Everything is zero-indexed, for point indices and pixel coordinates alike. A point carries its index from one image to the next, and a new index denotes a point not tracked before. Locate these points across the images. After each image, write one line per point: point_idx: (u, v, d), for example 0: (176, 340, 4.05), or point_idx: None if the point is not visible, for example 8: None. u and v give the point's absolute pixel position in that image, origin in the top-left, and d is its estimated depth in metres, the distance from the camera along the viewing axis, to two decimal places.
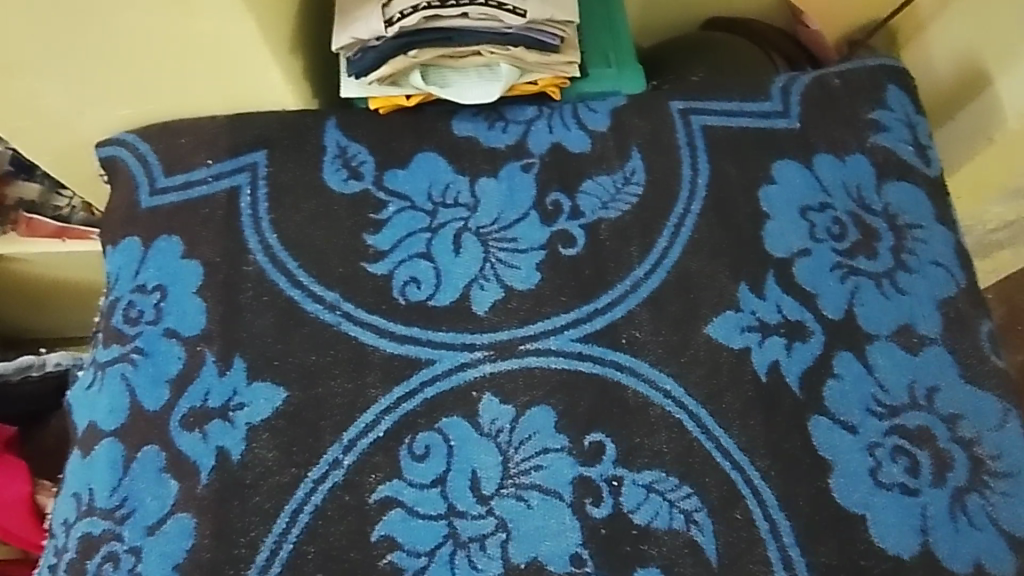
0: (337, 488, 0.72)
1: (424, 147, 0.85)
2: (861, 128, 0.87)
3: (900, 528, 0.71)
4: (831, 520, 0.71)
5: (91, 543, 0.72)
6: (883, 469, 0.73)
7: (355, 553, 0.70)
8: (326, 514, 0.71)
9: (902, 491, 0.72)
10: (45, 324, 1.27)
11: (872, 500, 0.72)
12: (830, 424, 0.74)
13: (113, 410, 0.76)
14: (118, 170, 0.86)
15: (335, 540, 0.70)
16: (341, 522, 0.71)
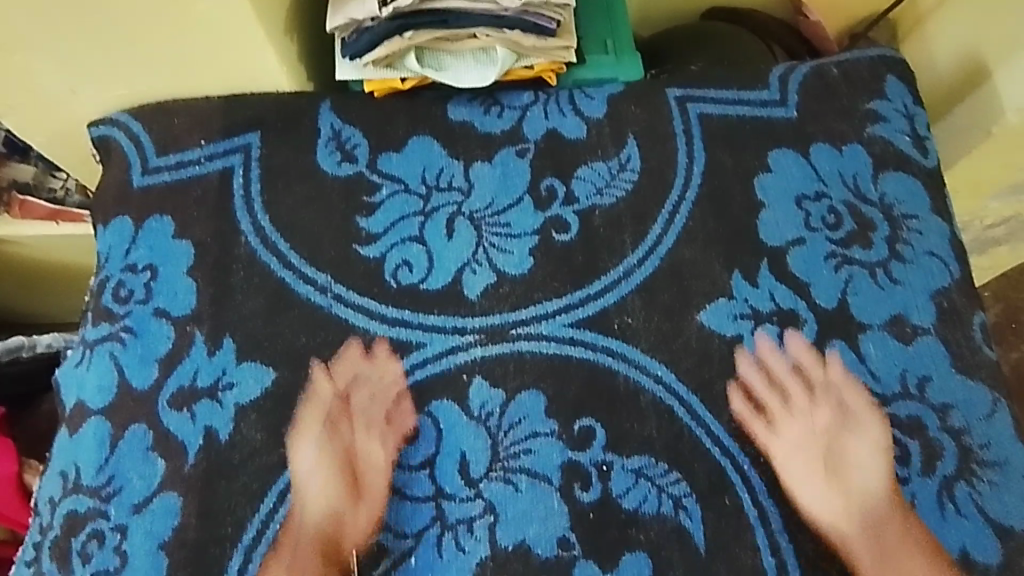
0: (322, 396, 0.74)
1: (418, 131, 0.85)
2: (858, 119, 0.86)
3: (870, 451, 0.72)
4: (800, 437, 0.73)
5: (76, 521, 0.71)
6: (854, 391, 0.75)
7: (331, 461, 0.72)
8: (309, 422, 0.73)
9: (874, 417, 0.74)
10: (48, 306, 1.27)
11: (842, 421, 0.73)
12: (805, 345, 0.76)
13: (102, 388, 0.76)
14: (110, 150, 0.85)
15: (315, 447, 0.72)
16: (322, 427, 0.73)
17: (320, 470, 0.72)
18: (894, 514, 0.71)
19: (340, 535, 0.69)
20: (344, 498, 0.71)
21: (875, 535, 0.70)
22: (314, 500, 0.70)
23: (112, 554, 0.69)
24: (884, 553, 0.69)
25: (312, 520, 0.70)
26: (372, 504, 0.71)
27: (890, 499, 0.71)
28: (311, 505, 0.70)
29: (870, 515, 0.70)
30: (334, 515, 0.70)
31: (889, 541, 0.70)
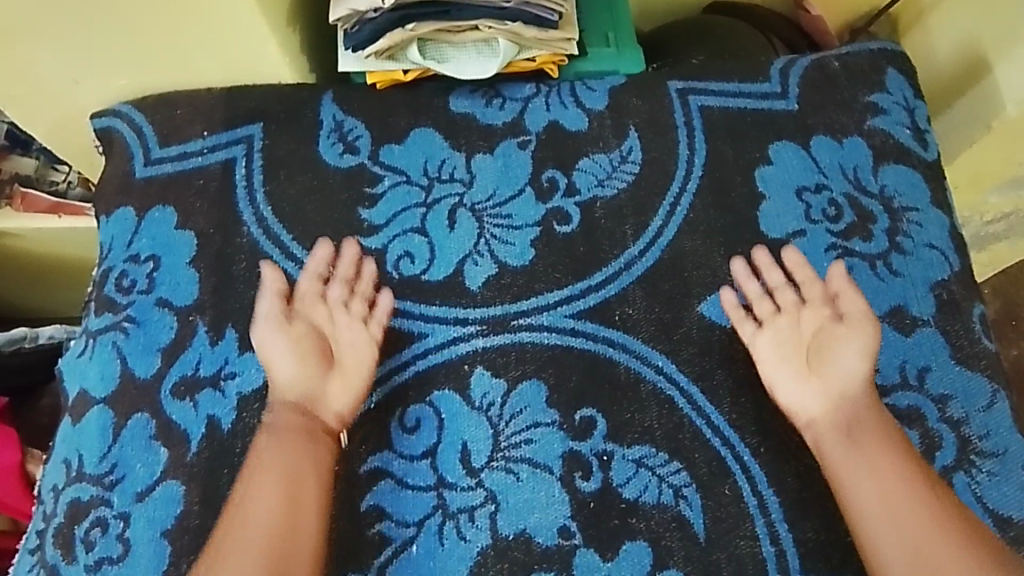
0: (311, 287, 0.75)
1: (420, 122, 0.85)
2: (858, 111, 0.87)
3: (851, 345, 0.70)
4: (778, 330, 0.73)
5: (80, 508, 0.71)
6: (836, 286, 0.73)
7: (306, 349, 0.71)
8: (293, 309, 0.74)
9: (857, 314, 0.71)
10: (51, 299, 1.27)
11: (824, 315, 0.72)
12: (801, 258, 0.76)
13: (104, 377, 0.76)
14: (113, 141, 0.85)
15: (293, 331, 0.72)
16: (305, 312, 0.73)
17: (296, 352, 0.71)
18: (872, 408, 0.68)
19: (309, 422, 0.69)
20: (318, 386, 0.70)
21: (854, 427, 0.67)
22: (287, 376, 0.70)
23: (115, 542, 0.70)
24: (855, 442, 0.67)
25: (285, 401, 0.70)
26: (353, 391, 0.71)
27: (868, 390, 0.69)
28: (286, 387, 0.70)
29: (845, 405, 0.68)
30: (308, 396, 0.70)
31: (870, 432, 0.67)
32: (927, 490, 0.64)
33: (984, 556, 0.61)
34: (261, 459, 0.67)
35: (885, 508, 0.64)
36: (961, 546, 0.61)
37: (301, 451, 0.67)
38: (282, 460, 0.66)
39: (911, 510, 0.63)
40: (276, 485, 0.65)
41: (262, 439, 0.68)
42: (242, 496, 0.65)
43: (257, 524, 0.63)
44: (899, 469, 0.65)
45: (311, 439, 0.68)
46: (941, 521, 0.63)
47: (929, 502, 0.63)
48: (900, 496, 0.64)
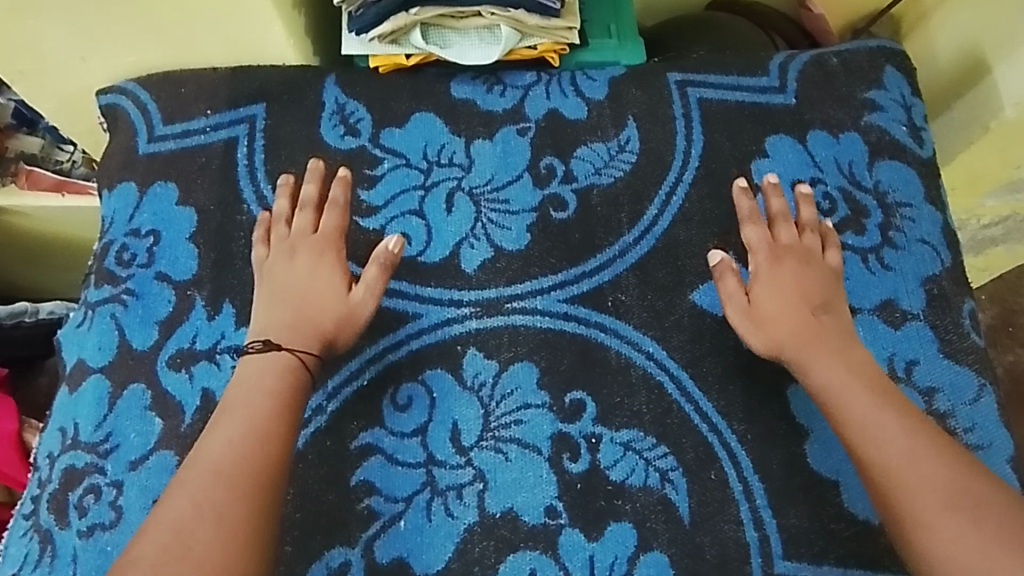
0: (298, 220, 0.75)
1: (421, 107, 0.86)
2: (855, 108, 0.87)
3: (788, 282, 0.72)
4: (733, 296, 0.73)
5: (74, 475, 0.72)
6: (781, 230, 0.74)
7: (317, 276, 0.73)
8: (277, 240, 0.75)
9: (812, 250, 0.74)
10: (60, 280, 1.28)
11: (764, 260, 0.73)
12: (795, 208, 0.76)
13: (102, 347, 0.77)
14: (117, 118, 0.87)
15: (286, 259, 0.74)
16: (305, 244, 0.74)
17: (297, 285, 0.72)
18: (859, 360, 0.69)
19: (304, 346, 0.70)
20: (326, 315, 0.71)
21: (824, 375, 0.69)
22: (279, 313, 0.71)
23: (107, 509, 0.71)
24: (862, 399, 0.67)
25: (278, 341, 0.70)
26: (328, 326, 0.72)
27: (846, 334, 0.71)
28: (276, 321, 0.71)
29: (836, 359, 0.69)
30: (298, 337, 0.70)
31: (840, 382, 0.68)
32: (903, 435, 0.65)
33: (967, 495, 0.61)
34: (236, 394, 0.68)
35: (857, 454, 0.65)
36: (943, 488, 0.62)
37: (282, 384, 0.68)
38: (262, 390, 0.67)
39: (886, 458, 0.64)
40: (255, 417, 0.66)
41: (240, 377, 0.69)
42: (218, 432, 0.65)
43: (234, 464, 0.63)
44: (871, 417, 0.66)
45: (292, 370, 0.69)
46: (920, 464, 0.63)
47: (906, 448, 0.64)
48: (873, 443, 0.65)
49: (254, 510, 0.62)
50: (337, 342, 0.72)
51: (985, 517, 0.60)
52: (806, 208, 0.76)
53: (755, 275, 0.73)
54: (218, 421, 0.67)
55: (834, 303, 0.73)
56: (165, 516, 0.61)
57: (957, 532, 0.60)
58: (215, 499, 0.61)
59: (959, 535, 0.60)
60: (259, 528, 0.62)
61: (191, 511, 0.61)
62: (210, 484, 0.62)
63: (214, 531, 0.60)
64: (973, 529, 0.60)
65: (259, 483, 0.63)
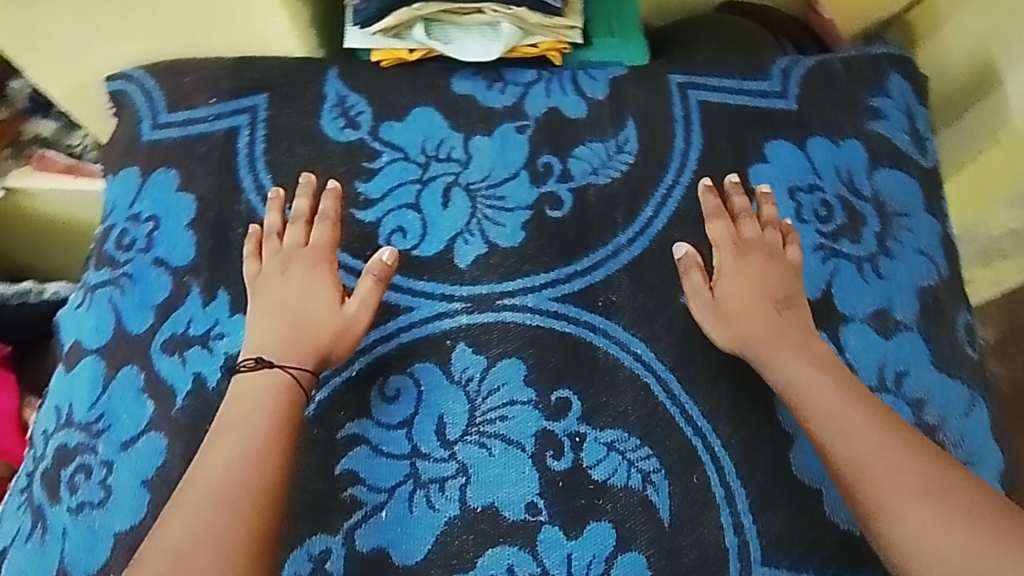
0: (289, 233, 0.76)
1: (421, 101, 0.87)
2: (857, 113, 0.87)
3: (749, 276, 0.72)
4: (698, 291, 0.73)
5: (66, 454, 0.74)
6: (745, 226, 0.75)
7: (312, 291, 0.72)
8: (268, 254, 0.75)
9: (774, 245, 0.74)
10: (75, 264, 1.29)
11: (729, 256, 0.73)
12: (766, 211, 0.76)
13: (99, 330, 0.78)
14: (123, 105, 0.88)
15: (282, 275, 0.74)
16: (298, 256, 0.74)
17: (291, 295, 0.72)
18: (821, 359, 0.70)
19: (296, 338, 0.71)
20: (322, 331, 0.71)
21: (788, 368, 0.69)
22: (270, 319, 0.72)
23: (98, 488, 0.72)
24: (825, 393, 0.67)
25: (271, 359, 0.70)
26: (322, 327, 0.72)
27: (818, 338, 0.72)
28: (272, 339, 0.71)
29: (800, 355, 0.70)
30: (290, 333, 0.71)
31: (806, 377, 0.69)
32: (868, 425, 0.65)
33: (934, 482, 0.62)
34: (233, 413, 0.67)
35: (823, 445, 0.66)
36: (910, 476, 0.62)
37: (279, 406, 0.67)
38: (260, 411, 0.67)
39: (853, 448, 0.64)
40: (254, 440, 0.65)
41: (240, 394, 0.69)
42: (214, 454, 0.65)
43: (230, 486, 0.63)
44: (838, 409, 0.66)
45: (287, 387, 0.68)
46: (885, 453, 0.63)
47: (874, 438, 0.64)
48: (838, 434, 0.65)
49: (253, 535, 0.62)
50: (332, 356, 0.71)
51: (953, 504, 0.60)
52: (767, 205, 0.76)
53: (720, 268, 0.73)
54: (215, 441, 0.66)
55: (798, 300, 0.73)
56: (162, 540, 0.61)
57: (933, 521, 0.59)
58: (215, 525, 0.61)
59: (927, 523, 0.59)
60: (258, 555, 0.61)
61: (193, 541, 0.60)
62: (210, 509, 0.62)
63: (214, 556, 0.60)
64: (940, 516, 0.60)
65: (258, 505, 0.63)
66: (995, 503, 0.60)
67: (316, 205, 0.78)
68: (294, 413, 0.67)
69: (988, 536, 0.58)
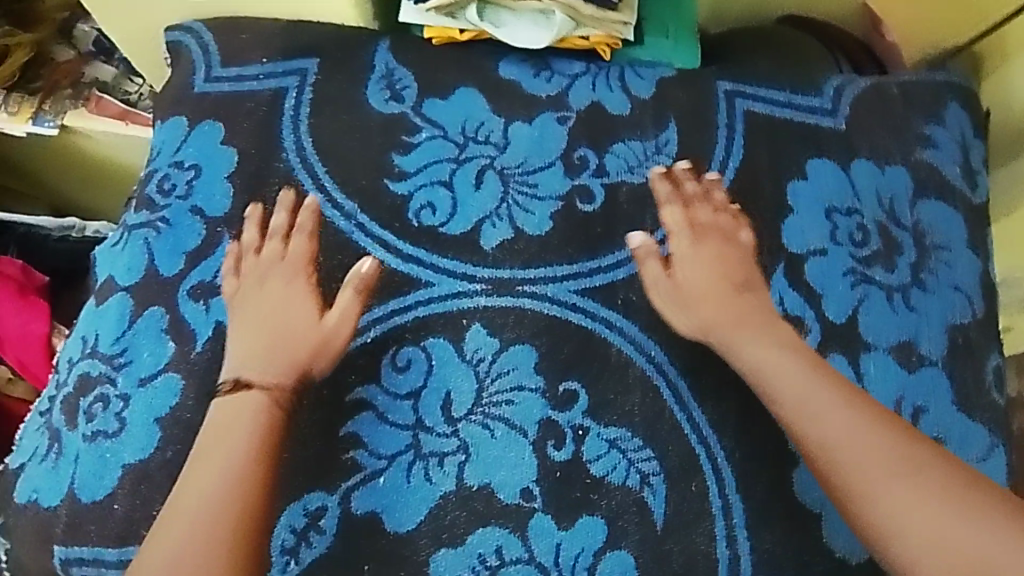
0: (267, 248, 0.77)
1: (466, 82, 0.87)
2: (908, 140, 0.85)
3: (706, 260, 0.73)
4: (657, 281, 0.74)
5: (87, 382, 0.77)
6: (698, 209, 0.76)
7: (290, 301, 0.74)
8: (246, 272, 0.76)
9: (729, 229, 0.75)
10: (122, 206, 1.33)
11: (685, 241, 0.74)
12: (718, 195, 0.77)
13: (131, 268, 0.81)
14: (180, 55, 0.90)
15: (262, 292, 0.75)
16: (276, 271, 0.75)
17: (270, 308, 0.73)
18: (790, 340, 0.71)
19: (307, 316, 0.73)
20: (301, 345, 0.72)
21: (758, 351, 0.70)
22: (247, 335, 0.73)
23: (112, 419, 0.75)
24: (798, 375, 0.68)
25: (248, 378, 0.71)
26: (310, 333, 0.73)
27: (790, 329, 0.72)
28: (250, 358, 0.71)
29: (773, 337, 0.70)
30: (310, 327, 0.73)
31: (777, 359, 0.69)
32: (839, 409, 0.66)
33: (906, 462, 0.63)
34: (209, 440, 0.68)
35: (795, 429, 0.66)
36: (882, 457, 0.63)
37: (259, 424, 0.68)
38: (240, 430, 0.68)
39: (823, 430, 0.65)
40: (230, 471, 0.66)
41: (221, 412, 0.70)
42: (193, 481, 0.67)
43: (209, 505, 0.65)
44: (808, 393, 0.67)
45: (261, 408, 0.69)
46: (857, 436, 0.64)
47: (844, 421, 0.65)
48: (810, 418, 0.66)
49: (239, 561, 0.63)
50: (312, 370, 0.72)
51: (922, 482, 0.62)
52: (716, 189, 0.78)
53: (677, 254, 0.74)
54: (193, 466, 0.68)
55: (757, 282, 0.74)
56: (150, 573, 0.63)
57: (903, 500, 0.61)
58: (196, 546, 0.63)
59: (897, 501, 0.61)
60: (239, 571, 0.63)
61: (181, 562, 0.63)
62: (193, 527, 0.64)
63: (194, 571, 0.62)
64: (915, 495, 0.61)
65: (239, 528, 0.64)
66: (962, 478, 0.62)
67: (295, 217, 0.79)
68: (269, 434, 0.68)
69: (957, 507, 0.60)
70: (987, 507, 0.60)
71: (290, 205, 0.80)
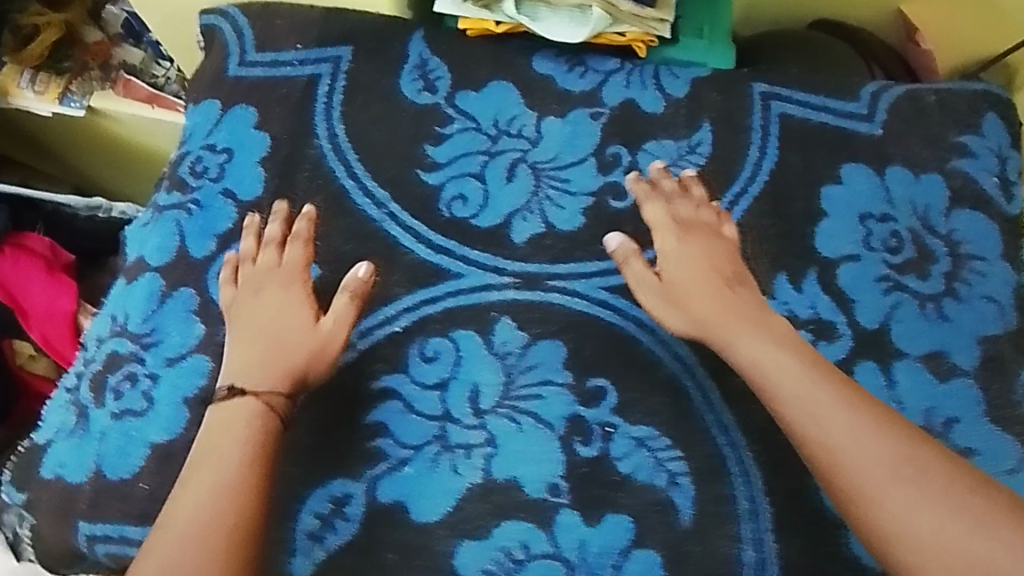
0: (262, 257, 0.74)
1: (500, 76, 0.87)
2: (943, 149, 0.85)
3: (694, 254, 0.72)
4: (645, 279, 0.73)
5: (115, 359, 0.77)
6: (679, 205, 0.75)
7: (286, 311, 0.72)
8: (242, 279, 0.74)
9: (713, 223, 0.74)
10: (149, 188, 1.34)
11: (671, 237, 0.73)
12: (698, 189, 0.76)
13: (161, 248, 0.81)
14: (214, 39, 0.90)
15: (258, 302, 0.73)
16: (272, 281, 0.73)
17: (267, 316, 0.72)
18: (787, 336, 0.69)
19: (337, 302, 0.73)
20: (299, 351, 0.70)
21: (756, 350, 0.68)
22: (244, 347, 0.71)
23: (139, 397, 0.75)
24: (798, 374, 0.66)
25: (243, 386, 0.69)
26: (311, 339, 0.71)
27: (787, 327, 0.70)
28: (248, 367, 0.70)
29: (770, 335, 0.69)
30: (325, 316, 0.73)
31: (776, 357, 0.67)
32: (842, 410, 0.64)
33: (910, 463, 0.61)
34: (205, 445, 0.67)
35: (797, 431, 0.64)
36: (885, 458, 0.61)
37: (253, 432, 0.67)
38: (235, 437, 0.67)
39: (826, 431, 0.63)
40: (227, 474, 0.65)
41: (218, 419, 0.68)
42: (188, 493, 0.65)
43: (204, 515, 0.63)
44: (809, 392, 0.65)
45: (258, 414, 0.68)
46: (858, 436, 0.62)
47: (846, 422, 0.63)
48: (812, 419, 0.64)
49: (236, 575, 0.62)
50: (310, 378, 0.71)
51: (928, 485, 0.60)
52: (696, 184, 0.77)
53: (664, 252, 0.73)
54: (187, 479, 0.66)
55: (747, 275, 0.73)
56: None
57: (909, 504, 0.60)
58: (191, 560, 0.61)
59: (903, 505, 0.60)
60: None
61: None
62: (188, 538, 0.62)
63: None
64: (920, 497, 0.60)
65: (238, 542, 0.62)
66: (967, 481, 0.61)
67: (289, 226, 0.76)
68: (266, 442, 0.67)
69: (964, 511, 0.59)
70: (992, 509, 0.59)
71: (284, 214, 0.77)
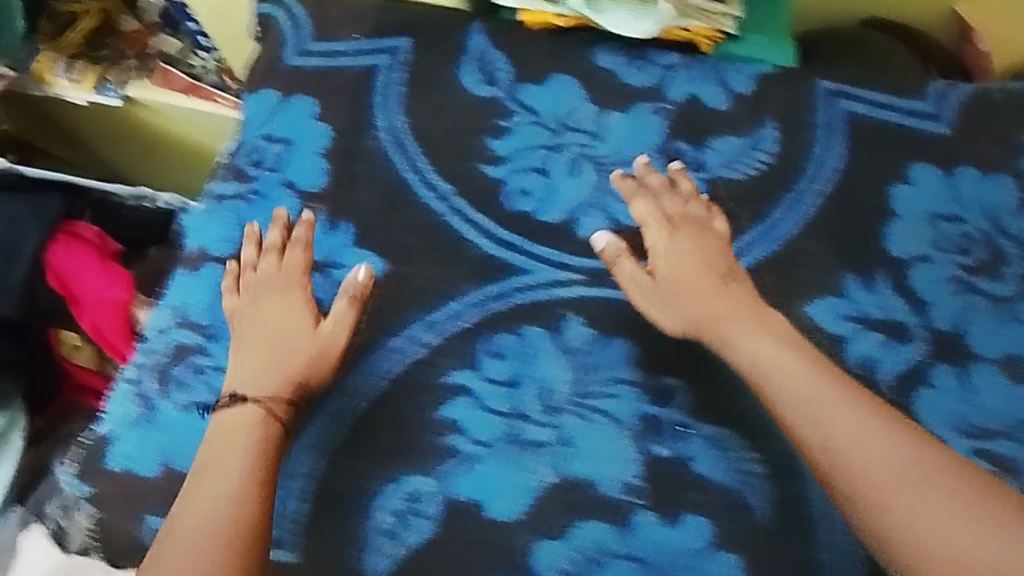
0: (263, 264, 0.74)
1: (562, 69, 0.86)
2: (1012, 149, 0.83)
3: (687, 252, 0.72)
4: (636, 278, 0.73)
5: (179, 350, 0.76)
6: (667, 200, 0.75)
7: (287, 316, 0.71)
8: (246, 287, 0.74)
9: (703, 218, 0.74)
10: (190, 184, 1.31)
11: (661, 235, 0.74)
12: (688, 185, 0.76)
13: (222, 238, 0.80)
14: (270, 28, 0.90)
15: (258, 309, 0.72)
16: (271, 285, 0.73)
17: (269, 322, 0.71)
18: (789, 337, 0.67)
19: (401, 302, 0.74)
20: (298, 355, 0.69)
21: (757, 350, 0.67)
22: (246, 352, 0.70)
23: (204, 388, 0.74)
24: (801, 377, 0.64)
25: (245, 393, 0.68)
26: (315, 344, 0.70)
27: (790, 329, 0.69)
28: (248, 374, 0.69)
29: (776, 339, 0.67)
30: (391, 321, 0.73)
31: (780, 359, 0.66)
32: (846, 411, 0.61)
33: (922, 465, 0.58)
34: (206, 457, 0.65)
35: (798, 433, 0.62)
36: (891, 460, 0.58)
37: (254, 442, 0.65)
38: (239, 447, 0.65)
39: (828, 433, 0.61)
40: (227, 481, 0.63)
41: (220, 429, 0.67)
42: (189, 503, 0.62)
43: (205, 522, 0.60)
44: (809, 393, 0.63)
45: (258, 422, 0.66)
46: (862, 437, 0.60)
47: (847, 422, 0.61)
48: (814, 421, 0.62)
49: None
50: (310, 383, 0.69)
51: (938, 487, 0.57)
52: (686, 179, 0.77)
53: (655, 250, 0.73)
54: (189, 490, 0.63)
55: (739, 271, 0.73)
56: None
57: (920, 508, 0.56)
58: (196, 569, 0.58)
59: (912, 507, 0.56)
60: None
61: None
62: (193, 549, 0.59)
63: None
64: (936, 500, 0.56)
65: (235, 549, 0.59)
66: (982, 483, 0.58)
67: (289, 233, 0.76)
68: (268, 450, 0.65)
69: (982, 513, 0.55)
70: (1014, 512, 0.55)
71: (285, 222, 0.77)
